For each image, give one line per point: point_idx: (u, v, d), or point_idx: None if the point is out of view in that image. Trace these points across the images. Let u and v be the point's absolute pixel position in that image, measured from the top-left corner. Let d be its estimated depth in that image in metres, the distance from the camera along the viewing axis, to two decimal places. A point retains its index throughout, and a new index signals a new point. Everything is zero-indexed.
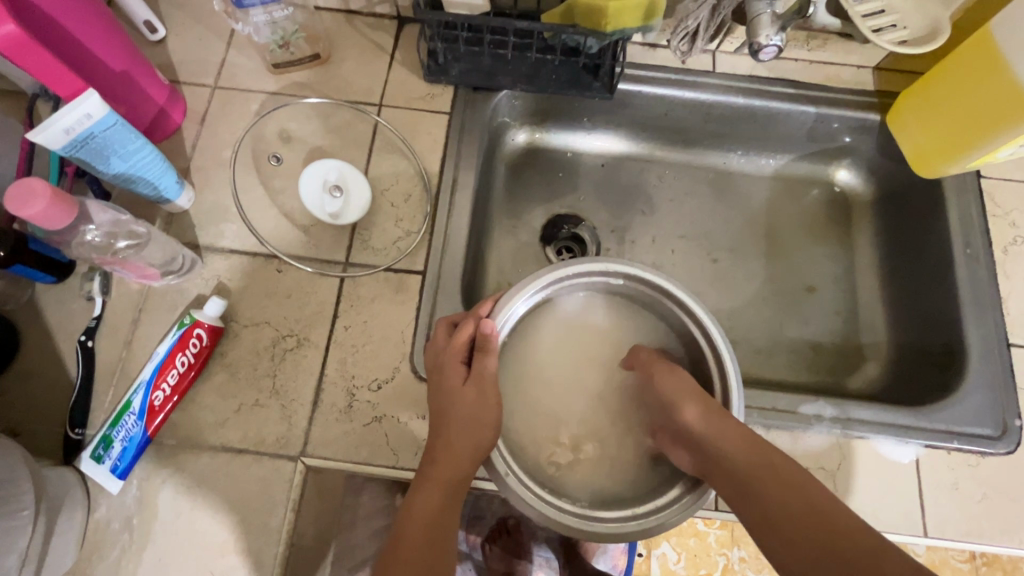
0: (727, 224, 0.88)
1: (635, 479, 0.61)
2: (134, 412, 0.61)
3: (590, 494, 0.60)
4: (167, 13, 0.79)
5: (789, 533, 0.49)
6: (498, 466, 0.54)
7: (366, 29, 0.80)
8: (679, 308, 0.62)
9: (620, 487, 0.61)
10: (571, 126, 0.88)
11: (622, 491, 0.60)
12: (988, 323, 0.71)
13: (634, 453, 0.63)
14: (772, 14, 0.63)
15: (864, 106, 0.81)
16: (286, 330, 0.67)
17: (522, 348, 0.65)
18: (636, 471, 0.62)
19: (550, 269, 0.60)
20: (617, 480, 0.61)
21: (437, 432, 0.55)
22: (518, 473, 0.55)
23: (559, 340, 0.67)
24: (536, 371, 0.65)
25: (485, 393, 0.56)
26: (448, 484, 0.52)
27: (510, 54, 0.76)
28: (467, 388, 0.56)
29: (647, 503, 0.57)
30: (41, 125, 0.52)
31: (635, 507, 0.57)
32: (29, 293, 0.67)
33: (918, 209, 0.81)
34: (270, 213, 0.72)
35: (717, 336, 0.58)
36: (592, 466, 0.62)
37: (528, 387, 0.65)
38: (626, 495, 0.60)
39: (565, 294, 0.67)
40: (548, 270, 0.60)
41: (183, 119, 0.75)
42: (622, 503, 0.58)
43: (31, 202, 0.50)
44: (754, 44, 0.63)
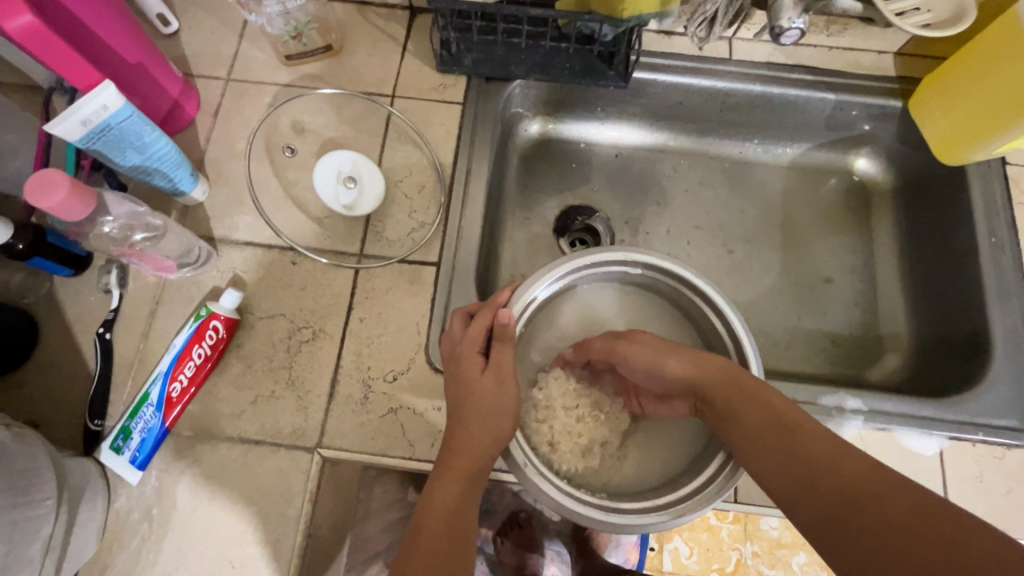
0: (744, 214, 0.87)
1: (654, 471, 0.61)
2: (152, 404, 0.61)
3: (609, 487, 0.59)
4: (180, 6, 0.79)
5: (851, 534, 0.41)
6: (516, 456, 0.55)
7: (378, 20, 0.79)
8: (698, 297, 0.61)
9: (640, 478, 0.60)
10: (584, 115, 0.87)
11: (644, 484, 0.60)
12: (1014, 313, 0.69)
13: (652, 445, 0.63)
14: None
15: (885, 93, 0.79)
16: (302, 322, 0.67)
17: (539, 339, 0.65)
18: (654, 466, 0.61)
19: (567, 258, 0.60)
20: (635, 471, 0.61)
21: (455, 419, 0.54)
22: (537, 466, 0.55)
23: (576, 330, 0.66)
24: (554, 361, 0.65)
25: (504, 380, 0.55)
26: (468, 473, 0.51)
27: (524, 43, 0.75)
28: (485, 377, 0.55)
29: (666, 495, 0.56)
30: (59, 115, 0.52)
31: (654, 498, 0.56)
32: (47, 286, 0.67)
33: (941, 198, 0.79)
34: (284, 206, 0.72)
35: (737, 323, 0.57)
36: (615, 458, 0.62)
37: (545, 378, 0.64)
38: (648, 487, 0.59)
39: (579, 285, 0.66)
40: (563, 260, 0.60)
41: (197, 112, 0.75)
42: (642, 495, 0.57)
43: (51, 192, 0.50)
44: (774, 28, 0.62)
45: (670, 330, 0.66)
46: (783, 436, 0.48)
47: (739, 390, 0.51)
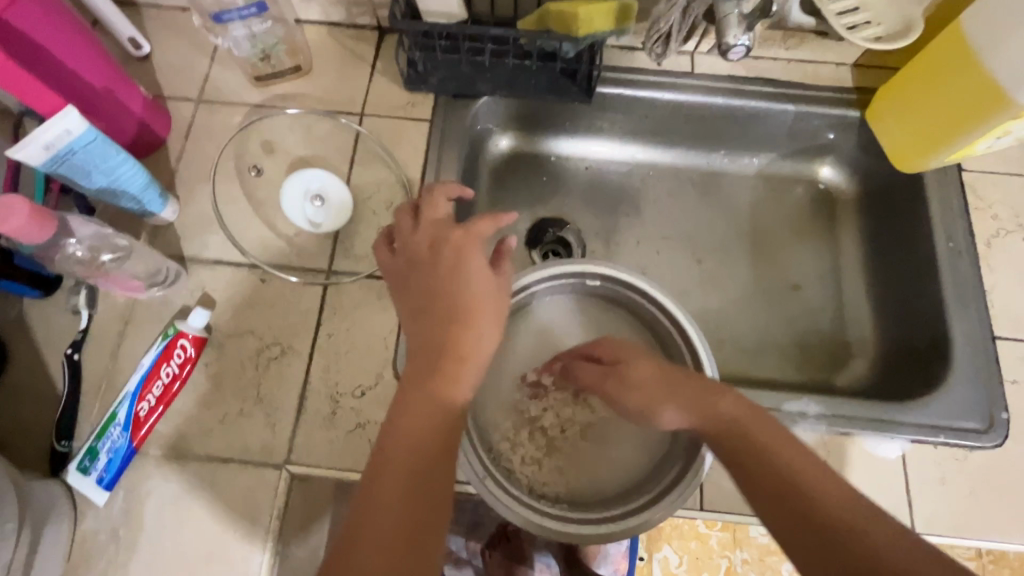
0: (712, 224, 0.88)
1: (613, 480, 0.61)
2: (119, 424, 0.61)
3: (569, 494, 0.60)
4: (152, 30, 0.81)
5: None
6: (476, 470, 0.55)
7: (348, 40, 0.81)
8: (661, 311, 0.62)
9: (602, 486, 0.60)
10: (553, 130, 0.89)
11: (604, 493, 0.60)
12: (972, 316, 0.71)
13: (616, 454, 0.63)
14: (740, 14, 0.63)
15: (843, 103, 0.81)
16: (270, 339, 0.67)
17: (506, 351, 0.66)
18: (615, 473, 0.61)
19: (525, 272, 0.62)
20: (597, 479, 0.61)
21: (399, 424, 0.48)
22: (492, 474, 0.56)
23: (543, 342, 0.67)
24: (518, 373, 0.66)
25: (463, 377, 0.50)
26: (406, 499, 0.45)
27: (488, 60, 0.76)
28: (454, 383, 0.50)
29: (623, 505, 0.57)
30: (22, 141, 0.53)
31: (612, 509, 0.57)
32: (16, 308, 0.68)
33: (901, 204, 0.81)
34: (253, 224, 0.73)
35: (696, 337, 0.59)
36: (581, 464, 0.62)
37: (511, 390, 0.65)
38: (610, 494, 0.60)
39: (540, 298, 0.67)
40: (522, 274, 0.61)
41: (167, 133, 0.75)
42: (601, 505, 0.58)
43: (10, 216, 0.51)
44: (722, 45, 0.63)
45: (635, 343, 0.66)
46: (795, 494, 0.45)
47: (745, 442, 0.49)
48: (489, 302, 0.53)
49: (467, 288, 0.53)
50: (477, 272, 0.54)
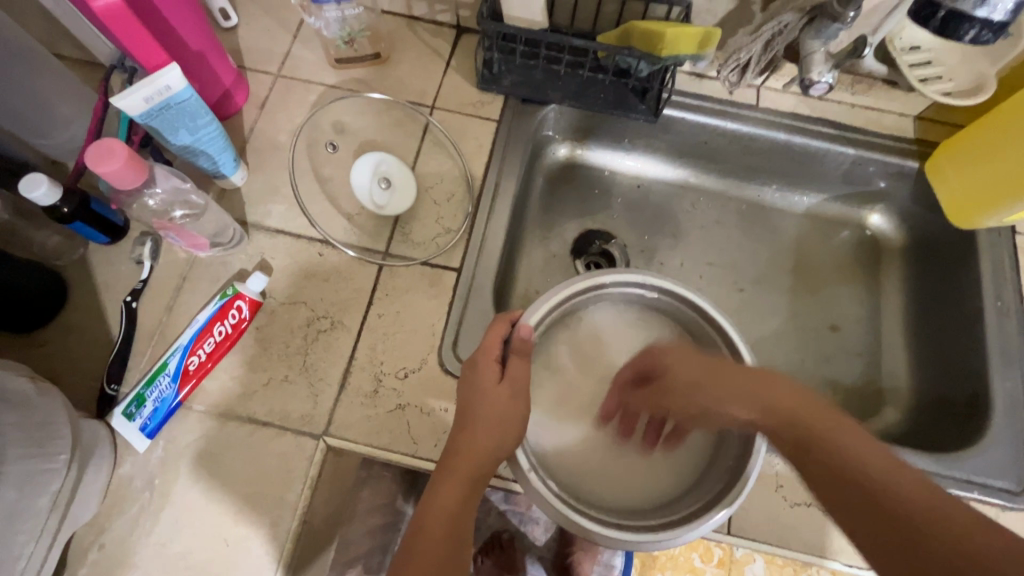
0: (756, 256, 0.89)
1: (655, 489, 0.61)
2: (169, 374, 0.63)
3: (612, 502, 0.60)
4: (241, 3, 0.84)
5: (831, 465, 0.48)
6: (522, 464, 0.56)
7: (426, 35, 0.84)
8: (716, 332, 0.62)
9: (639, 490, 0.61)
10: (611, 144, 0.90)
11: (638, 504, 0.60)
12: (1015, 377, 0.71)
13: (658, 459, 0.63)
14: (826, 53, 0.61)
15: (903, 153, 0.82)
16: (321, 312, 0.69)
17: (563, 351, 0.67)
18: (656, 484, 0.61)
19: (586, 275, 0.63)
20: (638, 480, 0.62)
21: (440, 482, 0.53)
22: (535, 466, 0.57)
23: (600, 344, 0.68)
24: (574, 374, 0.67)
25: (502, 436, 0.55)
26: (448, 540, 0.50)
27: (562, 70, 0.78)
28: (484, 435, 0.54)
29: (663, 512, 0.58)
30: (125, 90, 0.55)
31: (649, 519, 0.57)
32: (82, 251, 0.70)
33: (951, 259, 0.81)
34: (317, 199, 0.74)
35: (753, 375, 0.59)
36: (625, 474, 0.62)
37: (563, 391, 0.66)
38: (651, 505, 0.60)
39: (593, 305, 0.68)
40: (584, 276, 0.62)
41: (245, 102, 0.78)
42: (642, 515, 0.58)
43: (109, 159, 0.52)
44: (806, 79, 0.63)
45: None
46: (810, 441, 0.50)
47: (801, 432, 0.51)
48: (495, 411, 0.55)
49: (477, 372, 0.57)
50: (488, 356, 0.58)
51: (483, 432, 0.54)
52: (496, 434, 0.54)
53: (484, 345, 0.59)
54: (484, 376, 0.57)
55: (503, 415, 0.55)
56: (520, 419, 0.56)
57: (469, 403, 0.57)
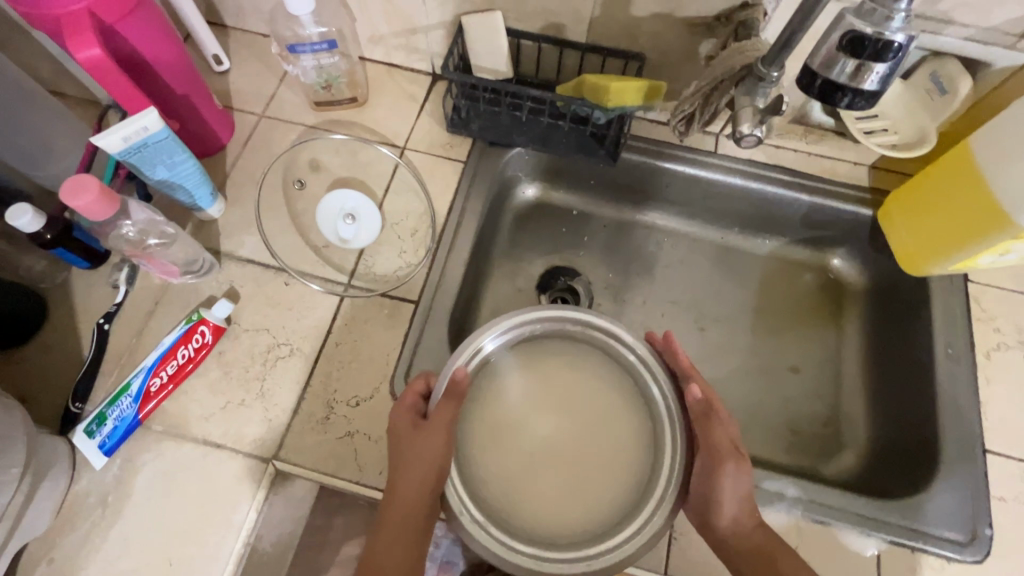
0: (719, 297, 0.91)
1: (595, 516, 0.60)
2: (130, 395, 0.66)
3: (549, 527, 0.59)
4: (234, 50, 0.91)
5: None
6: (454, 506, 0.57)
7: (403, 81, 0.90)
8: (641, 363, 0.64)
9: (579, 516, 0.60)
10: (577, 184, 0.93)
11: (575, 530, 0.59)
12: (964, 425, 0.71)
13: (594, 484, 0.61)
14: (755, 108, 0.59)
15: (858, 201, 0.84)
16: (282, 339, 0.72)
17: (487, 386, 0.64)
18: (596, 512, 0.60)
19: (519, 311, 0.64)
20: (579, 509, 0.60)
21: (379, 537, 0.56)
22: (481, 519, 0.57)
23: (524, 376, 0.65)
24: (505, 403, 0.64)
25: (426, 483, 0.57)
26: None
27: (526, 116, 0.83)
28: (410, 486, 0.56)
29: (605, 538, 0.58)
30: (105, 131, 0.60)
31: (584, 548, 0.57)
32: (64, 275, 0.74)
33: (906, 304, 0.82)
34: (288, 231, 0.79)
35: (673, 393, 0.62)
36: (563, 498, 0.61)
37: (495, 420, 0.63)
38: (592, 531, 0.59)
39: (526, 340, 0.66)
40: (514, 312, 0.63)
41: (229, 140, 0.84)
42: (578, 542, 0.58)
43: (82, 194, 0.56)
44: (735, 132, 0.60)
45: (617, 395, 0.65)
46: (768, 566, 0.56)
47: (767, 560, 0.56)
48: (411, 446, 0.58)
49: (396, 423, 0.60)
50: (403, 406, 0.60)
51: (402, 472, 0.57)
52: (410, 471, 0.57)
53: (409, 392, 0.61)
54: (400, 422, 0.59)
55: (421, 461, 0.57)
56: (437, 449, 0.57)
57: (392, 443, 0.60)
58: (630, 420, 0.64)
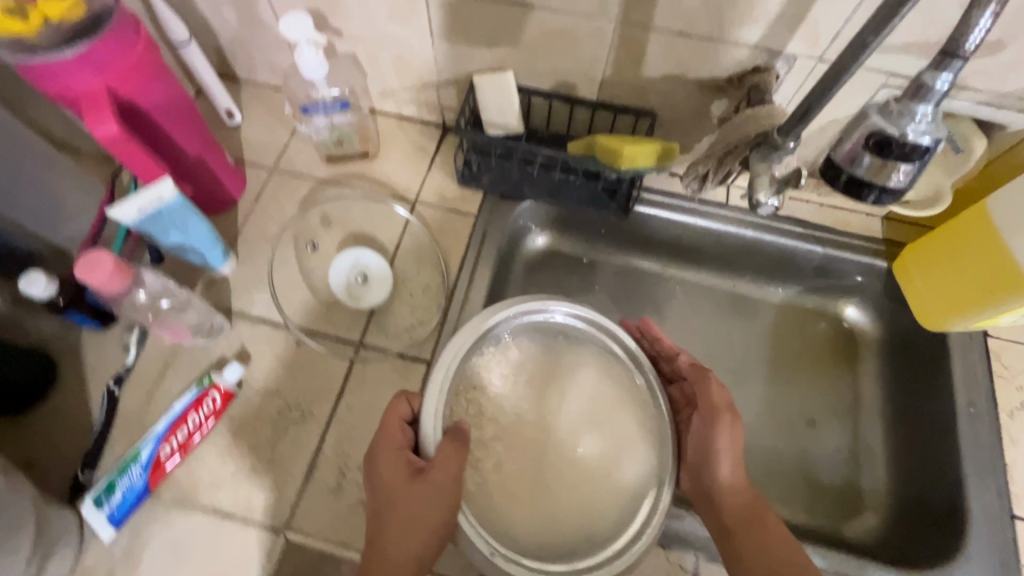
0: (733, 347, 0.90)
1: (595, 514, 0.59)
2: (140, 463, 0.64)
3: (547, 524, 0.58)
4: (246, 104, 0.91)
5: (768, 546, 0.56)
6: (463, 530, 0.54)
7: (414, 133, 0.90)
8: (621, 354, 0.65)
9: (597, 513, 0.59)
10: (588, 234, 0.93)
11: (578, 530, 0.59)
12: (990, 489, 0.70)
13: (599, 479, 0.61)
14: (771, 177, 0.58)
15: (871, 253, 0.84)
16: (293, 402, 0.71)
17: (476, 397, 0.62)
18: (596, 510, 0.59)
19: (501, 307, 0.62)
20: (594, 507, 0.60)
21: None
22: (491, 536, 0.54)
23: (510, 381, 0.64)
24: (490, 401, 0.63)
25: (425, 511, 0.52)
26: None
27: (536, 172, 0.83)
28: (406, 520, 0.52)
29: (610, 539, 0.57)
30: (119, 203, 0.60)
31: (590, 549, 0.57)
32: (74, 337, 0.74)
33: (926, 359, 0.80)
34: (299, 289, 0.78)
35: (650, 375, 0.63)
36: (558, 494, 0.60)
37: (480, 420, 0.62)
38: (596, 530, 0.58)
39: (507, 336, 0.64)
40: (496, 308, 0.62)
41: (241, 195, 0.84)
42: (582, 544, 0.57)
43: (95, 270, 0.56)
44: (750, 201, 0.59)
45: (602, 389, 0.65)
46: (753, 519, 0.58)
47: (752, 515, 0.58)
48: (408, 509, 0.52)
49: (384, 465, 0.56)
50: (390, 444, 0.56)
51: (395, 542, 0.53)
52: (411, 540, 0.52)
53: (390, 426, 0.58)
54: (388, 455, 0.56)
55: (419, 495, 0.53)
56: (442, 507, 0.52)
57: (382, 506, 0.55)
58: (621, 420, 0.63)
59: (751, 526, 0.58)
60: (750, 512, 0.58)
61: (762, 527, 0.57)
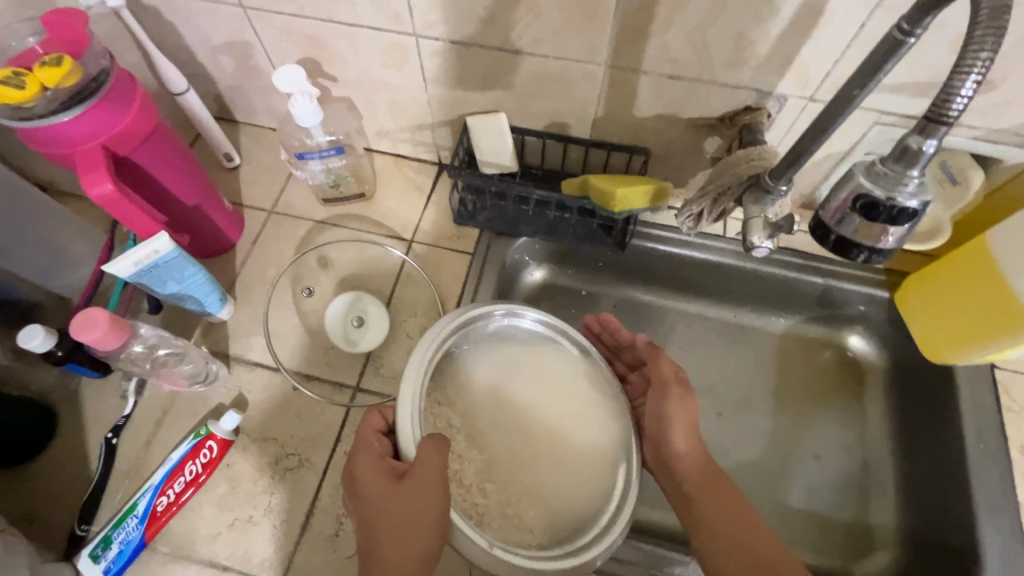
0: (736, 379, 0.88)
1: (574, 509, 0.60)
2: (136, 516, 0.64)
3: (526, 517, 0.59)
4: (245, 147, 0.93)
5: (723, 513, 0.58)
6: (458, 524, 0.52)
7: (410, 172, 0.90)
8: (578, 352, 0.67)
9: (578, 507, 0.60)
10: (586, 267, 0.93)
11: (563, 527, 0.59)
12: (1005, 529, 0.67)
13: (575, 472, 0.62)
14: (765, 219, 0.58)
15: (873, 283, 0.83)
16: (290, 449, 0.71)
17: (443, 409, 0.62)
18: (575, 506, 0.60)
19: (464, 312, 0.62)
20: (575, 504, 0.60)
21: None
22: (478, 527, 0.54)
23: (477, 389, 0.64)
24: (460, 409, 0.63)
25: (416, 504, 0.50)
26: None
27: (532, 209, 0.83)
28: (398, 521, 0.51)
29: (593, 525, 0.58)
30: (117, 259, 0.60)
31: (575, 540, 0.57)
32: (74, 386, 0.74)
33: (933, 391, 0.79)
34: (297, 333, 0.78)
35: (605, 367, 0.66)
36: (535, 492, 0.61)
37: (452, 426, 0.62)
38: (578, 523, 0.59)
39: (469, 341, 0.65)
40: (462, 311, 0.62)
41: (239, 238, 0.84)
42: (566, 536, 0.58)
43: (91, 329, 0.57)
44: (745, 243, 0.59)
45: (564, 389, 0.65)
46: (710, 485, 0.59)
47: (705, 484, 0.60)
48: (402, 515, 0.51)
49: (362, 483, 0.54)
50: (365, 460, 0.55)
51: (388, 544, 0.51)
52: (411, 542, 0.50)
53: (362, 442, 0.57)
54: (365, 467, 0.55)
55: (406, 496, 0.51)
56: (436, 503, 0.50)
57: (371, 520, 0.53)
58: (588, 417, 0.64)
59: (707, 495, 0.59)
60: (707, 481, 0.60)
61: (717, 491, 0.59)
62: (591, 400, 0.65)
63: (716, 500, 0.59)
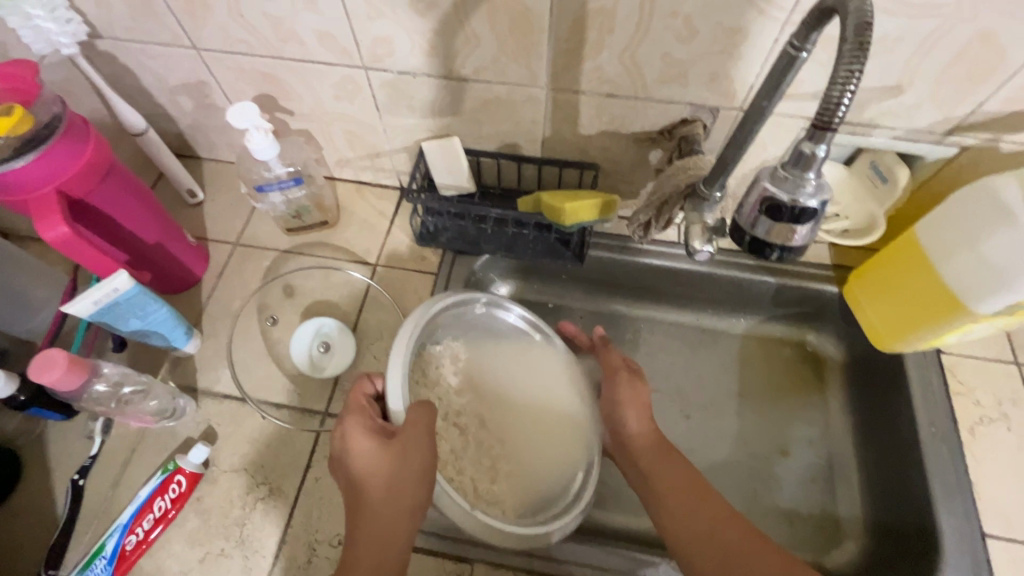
0: (701, 380, 0.91)
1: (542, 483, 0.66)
2: (105, 556, 0.63)
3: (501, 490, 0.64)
4: (208, 182, 0.94)
5: (673, 471, 0.61)
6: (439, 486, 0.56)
7: (372, 198, 0.93)
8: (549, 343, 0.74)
9: (548, 481, 0.66)
10: (549, 280, 0.95)
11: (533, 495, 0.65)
12: (959, 508, 0.70)
13: (547, 450, 0.68)
14: (704, 225, 0.59)
15: (823, 279, 0.86)
16: (260, 478, 0.71)
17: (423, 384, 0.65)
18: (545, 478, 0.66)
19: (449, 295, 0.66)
20: (544, 478, 0.67)
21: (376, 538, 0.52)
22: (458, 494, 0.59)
23: (455, 370, 0.69)
24: (439, 386, 0.67)
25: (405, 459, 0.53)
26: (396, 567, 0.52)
27: (491, 227, 0.85)
28: (388, 479, 0.54)
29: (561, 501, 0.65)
30: (75, 298, 0.61)
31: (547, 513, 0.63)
32: (39, 429, 0.74)
33: (885, 379, 0.82)
34: (264, 362, 0.79)
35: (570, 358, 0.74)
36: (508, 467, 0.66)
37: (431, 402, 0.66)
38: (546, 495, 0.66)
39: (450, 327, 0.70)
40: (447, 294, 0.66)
41: (204, 272, 0.85)
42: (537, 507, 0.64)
43: (51, 369, 0.57)
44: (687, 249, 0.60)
45: (532, 376, 0.72)
46: (658, 449, 0.63)
47: (653, 448, 0.63)
48: (393, 468, 0.54)
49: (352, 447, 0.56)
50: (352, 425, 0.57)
51: (377, 500, 0.54)
52: (399, 498, 0.53)
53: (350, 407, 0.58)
54: (353, 430, 0.56)
55: (395, 454, 0.54)
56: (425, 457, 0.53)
57: (363, 478, 0.55)
58: (556, 400, 0.71)
59: (658, 458, 0.63)
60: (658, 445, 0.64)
61: (668, 454, 0.63)
62: (558, 386, 0.72)
63: (668, 458, 0.62)
